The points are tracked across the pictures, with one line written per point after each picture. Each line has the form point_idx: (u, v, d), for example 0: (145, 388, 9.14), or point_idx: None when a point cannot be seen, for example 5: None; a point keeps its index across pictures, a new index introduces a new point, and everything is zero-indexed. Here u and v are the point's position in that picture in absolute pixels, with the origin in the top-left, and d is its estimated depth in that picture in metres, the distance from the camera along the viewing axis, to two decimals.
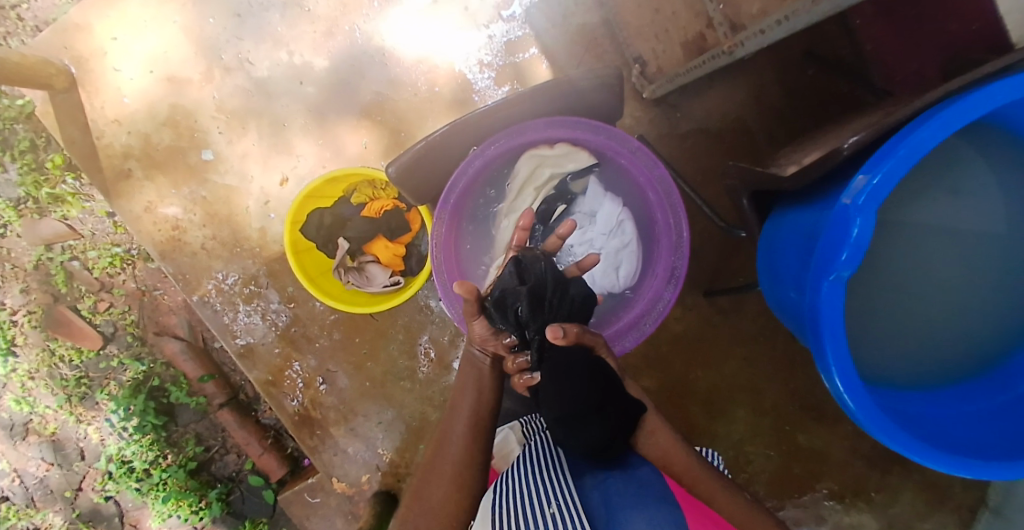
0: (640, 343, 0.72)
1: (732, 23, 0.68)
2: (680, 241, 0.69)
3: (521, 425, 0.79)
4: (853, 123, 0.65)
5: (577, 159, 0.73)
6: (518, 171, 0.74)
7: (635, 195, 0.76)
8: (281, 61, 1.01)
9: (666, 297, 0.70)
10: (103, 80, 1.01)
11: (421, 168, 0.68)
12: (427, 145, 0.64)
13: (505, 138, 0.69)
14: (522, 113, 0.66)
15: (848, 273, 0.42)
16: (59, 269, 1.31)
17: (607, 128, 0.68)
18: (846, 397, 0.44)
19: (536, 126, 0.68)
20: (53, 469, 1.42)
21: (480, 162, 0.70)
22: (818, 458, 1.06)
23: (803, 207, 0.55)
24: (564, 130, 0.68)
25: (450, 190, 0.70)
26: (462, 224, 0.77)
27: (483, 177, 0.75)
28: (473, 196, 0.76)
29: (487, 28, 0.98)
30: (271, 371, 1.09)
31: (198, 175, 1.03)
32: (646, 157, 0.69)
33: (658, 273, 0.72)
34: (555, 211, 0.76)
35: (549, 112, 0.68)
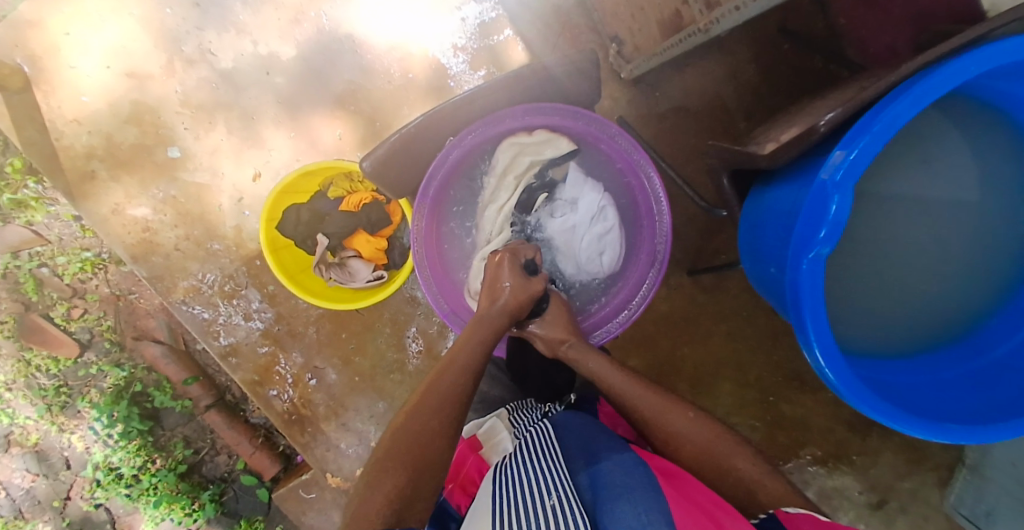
0: (626, 328, 0.72)
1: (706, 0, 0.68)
2: (659, 225, 0.69)
3: (509, 413, 0.80)
4: (829, 99, 0.65)
5: (557, 146, 0.70)
6: (497, 159, 0.72)
7: (618, 178, 0.74)
8: (246, 51, 0.97)
9: (650, 281, 0.70)
10: (58, 78, 0.96)
11: (400, 160, 0.66)
12: (402, 138, 0.62)
13: (483, 127, 0.67)
14: (499, 101, 0.65)
15: (827, 250, 0.42)
16: (28, 277, 1.27)
17: (586, 114, 0.67)
18: (826, 370, 0.44)
19: (513, 112, 0.66)
20: (38, 480, 1.39)
21: (458, 152, 0.69)
22: (802, 426, 1.09)
23: (781, 183, 0.55)
24: (542, 117, 0.67)
25: (428, 181, 0.69)
26: (443, 216, 0.76)
27: (462, 166, 0.74)
28: (453, 187, 0.75)
29: (460, 11, 0.95)
30: (258, 371, 1.09)
31: (166, 174, 1.00)
32: (626, 142, 0.68)
33: (642, 258, 0.72)
34: (536, 200, 0.75)
35: (527, 98, 0.67)
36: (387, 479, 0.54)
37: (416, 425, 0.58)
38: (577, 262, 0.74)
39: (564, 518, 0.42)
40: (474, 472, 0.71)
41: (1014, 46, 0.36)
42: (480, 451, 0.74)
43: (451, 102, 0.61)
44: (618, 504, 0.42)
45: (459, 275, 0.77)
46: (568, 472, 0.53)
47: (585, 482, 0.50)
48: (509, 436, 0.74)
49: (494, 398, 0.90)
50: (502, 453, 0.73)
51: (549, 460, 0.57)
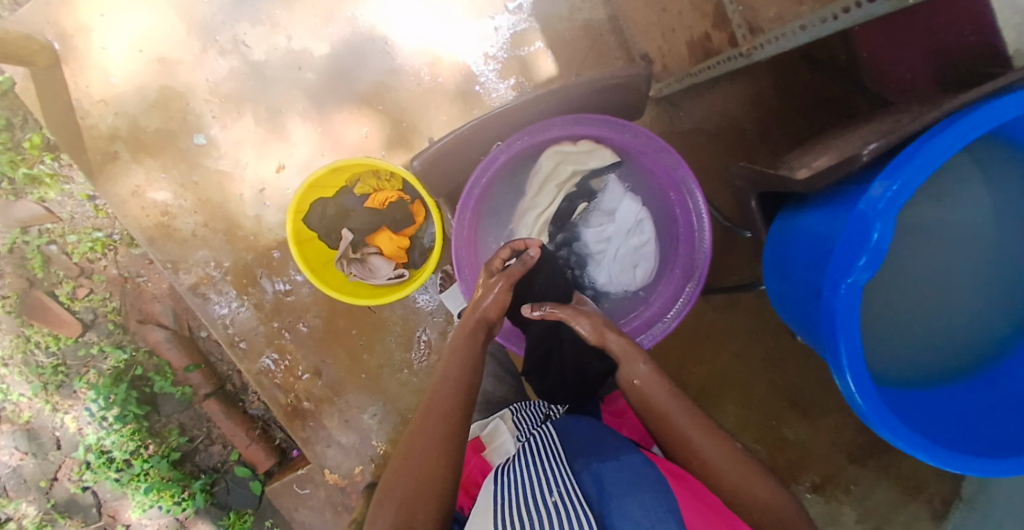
0: (659, 341, 0.72)
1: (750, 25, 0.68)
2: (700, 242, 0.68)
3: (512, 414, 0.80)
4: (859, 129, 0.67)
5: (601, 157, 0.71)
6: (540, 166, 0.72)
7: (656, 192, 0.75)
8: (279, 45, 0.97)
9: (688, 294, 0.70)
10: (89, 58, 0.97)
11: (444, 162, 0.66)
12: (453, 140, 0.61)
13: (530, 134, 0.65)
14: (548, 109, 0.64)
15: (866, 277, 0.43)
16: (36, 253, 1.26)
17: (633, 127, 0.65)
18: (856, 395, 0.46)
19: (559, 122, 0.65)
20: (26, 459, 1.37)
21: (505, 157, 0.66)
22: (802, 451, 1.10)
23: (813, 208, 0.56)
24: (590, 128, 0.66)
25: (473, 183, 0.67)
26: (483, 218, 0.76)
27: (506, 170, 0.73)
28: (495, 190, 0.75)
29: (493, 20, 0.96)
30: (264, 362, 1.09)
31: (189, 160, 1.00)
32: (670, 157, 0.66)
33: (677, 272, 0.73)
34: (576, 208, 0.76)
35: (574, 108, 0.66)
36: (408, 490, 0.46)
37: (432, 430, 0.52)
38: (611, 273, 0.74)
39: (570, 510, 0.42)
40: (476, 474, 0.72)
41: None
42: (483, 451, 0.75)
43: (508, 107, 0.60)
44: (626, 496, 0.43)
45: None
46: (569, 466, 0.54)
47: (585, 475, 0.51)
48: (512, 437, 0.75)
49: (498, 400, 0.90)
50: (504, 454, 0.74)
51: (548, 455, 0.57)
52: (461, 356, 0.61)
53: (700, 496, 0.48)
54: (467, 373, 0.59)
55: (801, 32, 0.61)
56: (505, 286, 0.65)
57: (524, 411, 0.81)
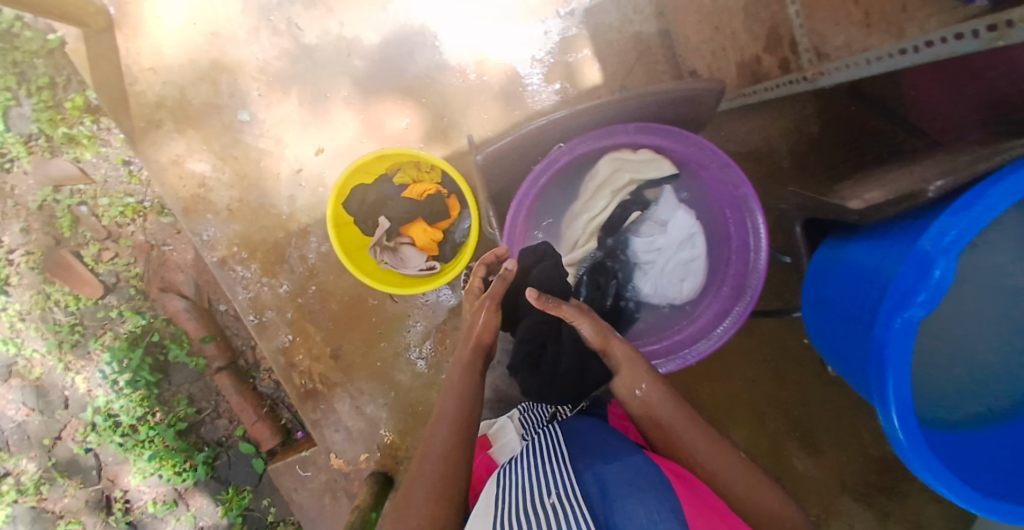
0: (704, 358, 0.68)
1: (817, 51, 0.68)
2: (754, 262, 0.67)
3: (520, 414, 0.80)
4: (911, 167, 0.67)
5: (660, 168, 0.70)
6: (595, 172, 0.72)
7: (712, 207, 0.74)
8: (330, 30, 0.99)
9: (736, 313, 0.68)
10: (144, 25, 0.98)
11: (505, 157, 0.65)
12: (519, 137, 0.61)
13: (594, 139, 0.65)
14: (616, 114, 0.63)
15: (923, 313, 0.44)
16: (65, 213, 1.27)
17: (700, 140, 0.64)
18: (900, 431, 0.46)
19: (626, 128, 0.64)
20: (33, 415, 1.38)
21: (566, 159, 0.66)
22: (810, 484, 1.09)
23: (864, 240, 0.57)
24: (654, 139, 0.65)
25: (530, 182, 0.66)
26: (533, 219, 0.75)
27: (562, 172, 0.73)
28: (548, 191, 0.74)
29: (544, 24, 0.97)
30: (282, 341, 1.09)
31: (230, 134, 1.01)
32: (736, 173, 0.64)
33: (726, 290, 0.72)
34: (628, 217, 0.74)
35: (640, 117, 0.65)
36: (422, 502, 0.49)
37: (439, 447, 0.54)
38: (659, 285, 0.74)
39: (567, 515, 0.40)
40: (483, 471, 0.70)
41: None
42: (490, 449, 0.74)
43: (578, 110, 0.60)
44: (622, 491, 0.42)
45: None
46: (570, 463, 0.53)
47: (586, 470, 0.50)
48: (517, 437, 0.75)
49: (514, 401, 0.90)
50: (509, 452, 0.73)
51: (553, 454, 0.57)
52: (457, 389, 0.61)
53: (705, 500, 0.45)
54: (465, 406, 0.59)
55: (877, 62, 0.59)
56: (490, 306, 0.65)
57: (531, 411, 0.80)
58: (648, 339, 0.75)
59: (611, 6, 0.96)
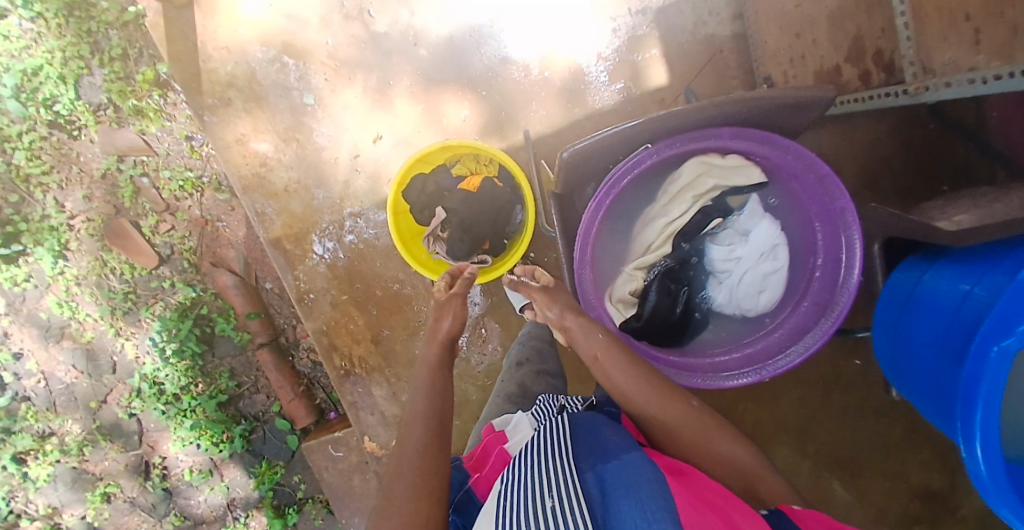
0: (782, 373, 0.66)
1: (923, 65, 0.63)
2: (845, 278, 0.63)
3: (538, 407, 0.70)
4: (1010, 192, 0.63)
5: (748, 175, 0.68)
6: (679, 175, 0.70)
7: (801, 219, 0.72)
8: (400, 17, 0.99)
9: (820, 331, 0.65)
10: (221, 5, 1.00)
11: (590, 157, 0.63)
12: (608, 135, 0.59)
13: (684, 140, 0.63)
14: (712, 118, 0.61)
15: (1022, 344, 0.42)
16: (128, 183, 1.32)
17: (798, 148, 0.61)
18: (980, 462, 0.44)
19: (720, 133, 0.62)
20: (81, 378, 1.44)
21: (652, 161, 0.64)
22: (850, 509, 1.05)
23: (954, 263, 0.55)
24: (747, 143, 0.62)
25: (612, 182, 0.64)
26: (610, 223, 0.73)
27: (644, 175, 0.72)
28: (628, 195, 0.72)
29: (614, 21, 0.96)
30: (327, 322, 1.11)
31: (294, 116, 1.03)
32: (834, 185, 0.60)
33: (809, 306, 0.69)
34: (709, 224, 0.72)
35: (735, 121, 0.63)
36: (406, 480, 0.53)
37: (413, 439, 0.59)
38: (734, 296, 0.73)
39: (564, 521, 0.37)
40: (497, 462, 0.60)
41: None
42: (506, 443, 0.64)
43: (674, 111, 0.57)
44: (616, 476, 0.40)
45: (606, 283, 0.75)
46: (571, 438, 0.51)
47: (584, 449, 0.48)
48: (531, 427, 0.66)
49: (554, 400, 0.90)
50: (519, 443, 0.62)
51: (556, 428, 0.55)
52: (426, 391, 0.65)
53: (699, 492, 0.39)
54: (436, 405, 0.63)
55: (994, 81, 0.55)
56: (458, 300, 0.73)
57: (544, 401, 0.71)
58: (716, 351, 0.74)
59: (685, 7, 0.94)
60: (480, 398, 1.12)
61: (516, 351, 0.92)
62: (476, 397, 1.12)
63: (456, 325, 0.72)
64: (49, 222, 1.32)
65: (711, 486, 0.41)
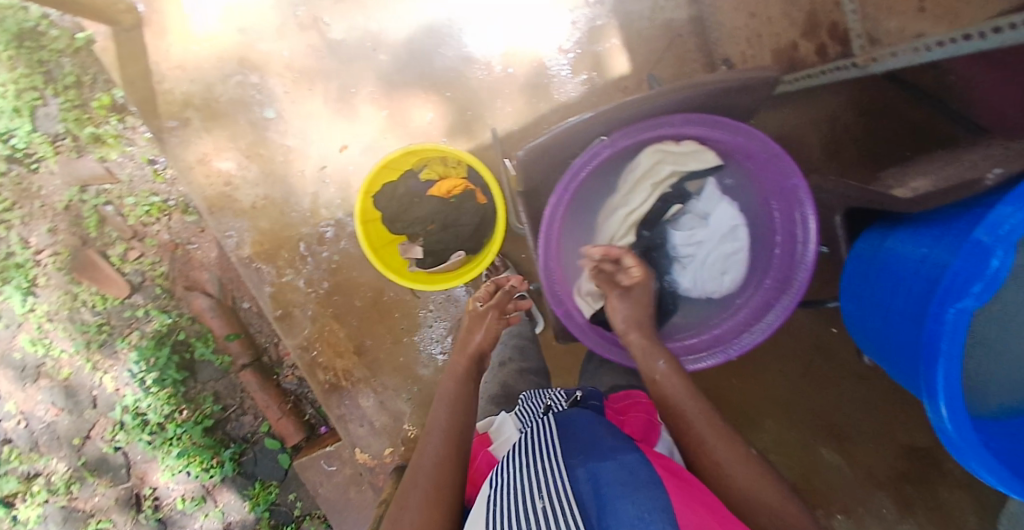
0: (746, 351, 0.67)
1: (871, 36, 0.66)
2: (801, 254, 0.63)
3: (521, 407, 0.70)
4: (964, 153, 0.65)
5: (703, 159, 0.69)
6: (637, 164, 0.71)
7: (758, 199, 0.72)
8: (356, 24, 0.98)
9: (780, 306, 0.66)
10: (172, 24, 0.98)
11: (547, 151, 0.62)
12: (562, 130, 0.57)
13: (640, 129, 0.62)
14: (663, 105, 0.60)
15: (977, 304, 0.43)
16: (92, 213, 1.28)
17: (749, 130, 0.60)
18: (947, 421, 0.46)
19: (672, 119, 0.61)
20: (62, 415, 1.40)
21: (608, 153, 0.63)
22: (838, 474, 1.07)
23: (915, 228, 0.55)
24: (703, 128, 0.62)
25: (570, 177, 0.62)
26: (572, 217, 0.72)
27: (602, 167, 0.71)
28: (587, 187, 0.72)
29: (572, 13, 0.95)
30: (307, 337, 1.10)
31: (256, 131, 1.01)
32: (790, 164, 0.59)
33: (771, 283, 0.69)
34: (669, 210, 0.74)
35: (687, 106, 0.62)
36: (420, 491, 0.54)
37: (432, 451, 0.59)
38: (697, 278, 0.74)
39: (560, 519, 0.36)
40: (483, 467, 0.61)
41: None
42: (490, 445, 0.64)
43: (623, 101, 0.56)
44: (610, 475, 0.40)
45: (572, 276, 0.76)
46: (558, 435, 0.50)
47: (574, 445, 0.47)
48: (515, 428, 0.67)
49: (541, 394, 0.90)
50: (502, 445, 0.62)
51: (542, 426, 0.54)
52: (450, 404, 0.66)
53: (696, 500, 0.40)
54: (457, 421, 0.63)
55: (937, 48, 0.56)
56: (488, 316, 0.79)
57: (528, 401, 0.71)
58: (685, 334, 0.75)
59: None
60: None
61: (500, 351, 0.91)
62: None
63: (486, 340, 0.78)
64: (14, 259, 1.29)
65: (708, 497, 0.42)
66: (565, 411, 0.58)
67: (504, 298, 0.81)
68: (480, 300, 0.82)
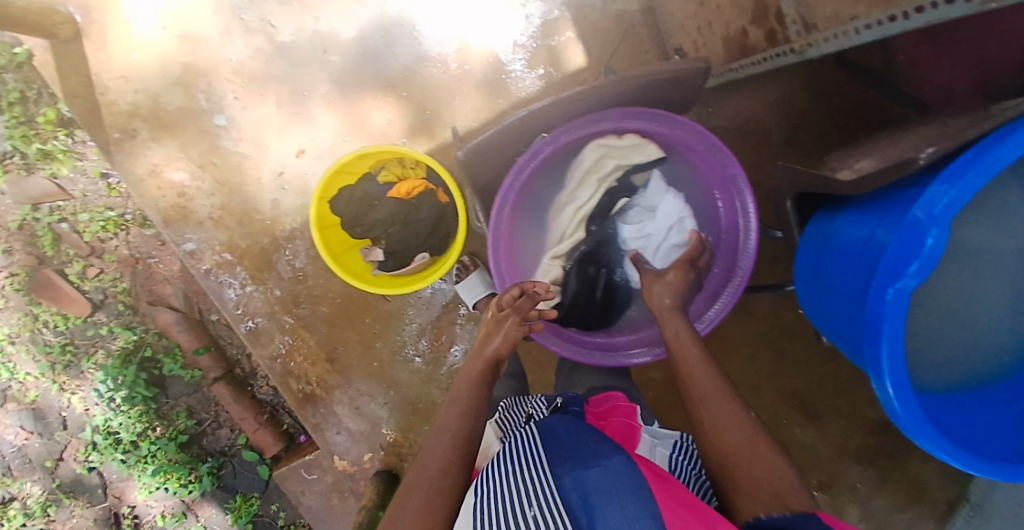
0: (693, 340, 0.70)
1: (805, 22, 0.64)
2: (744, 242, 0.66)
3: (501, 416, 0.73)
4: (904, 133, 0.66)
5: (645, 152, 0.70)
6: (582, 159, 0.70)
7: (702, 189, 0.74)
8: (305, 26, 0.95)
9: (728, 294, 0.68)
10: (112, 32, 0.94)
11: (489, 150, 0.61)
12: (503, 128, 0.57)
13: (580, 125, 0.63)
14: (601, 100, 0.60)
15: (915, 283, 0.43)
16: (46, 231, 1.24)
17: (687, 123, 0.62)
18: (893, 401, 0.46)
19: (612, 114, 0.62)
20: (32, 438, 1.36)
21: (551, 149, 0.63)
22: (810, 451, 1.09)
23: (858, 211, 0.56)
24: (641, 122, 0.63)
25: (515, 175, 0.63)
26: (520, 215, 0.72)
27: (548, 163, 0.71)
28: (534, 185, 0.72)
29: (525, 7, 0.94)
30: (277, 347, 1.08)
31: (209, 140, 0.98)
32: (724, 155, 0.63)
33: (718, 271, 0.71)
34: (616, 204, 0.75)
35: (626, 101, 0.63)
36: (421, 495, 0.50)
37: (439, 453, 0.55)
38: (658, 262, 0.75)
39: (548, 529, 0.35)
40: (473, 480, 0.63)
41: None
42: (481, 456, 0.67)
43: (559, 99, 0.56)
44: (596, 479, 0.39)
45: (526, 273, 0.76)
46: (540, 441, 0.51)
47: (561, 454, 0.47)
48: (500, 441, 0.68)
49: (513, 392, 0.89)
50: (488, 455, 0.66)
51: (524, 435, 0.55)
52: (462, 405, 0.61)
53: (675, 496, 0.39)
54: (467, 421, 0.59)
55: (865, 31, 0.56)
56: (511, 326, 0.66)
57: (512, 411, 0.72)
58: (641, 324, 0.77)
59: None
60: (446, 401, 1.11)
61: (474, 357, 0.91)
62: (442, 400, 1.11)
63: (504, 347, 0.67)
64: None
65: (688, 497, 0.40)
66: (548, 419, 0.58)
67: (529, 304, 0.68)
68: (499, 305, 0.67)
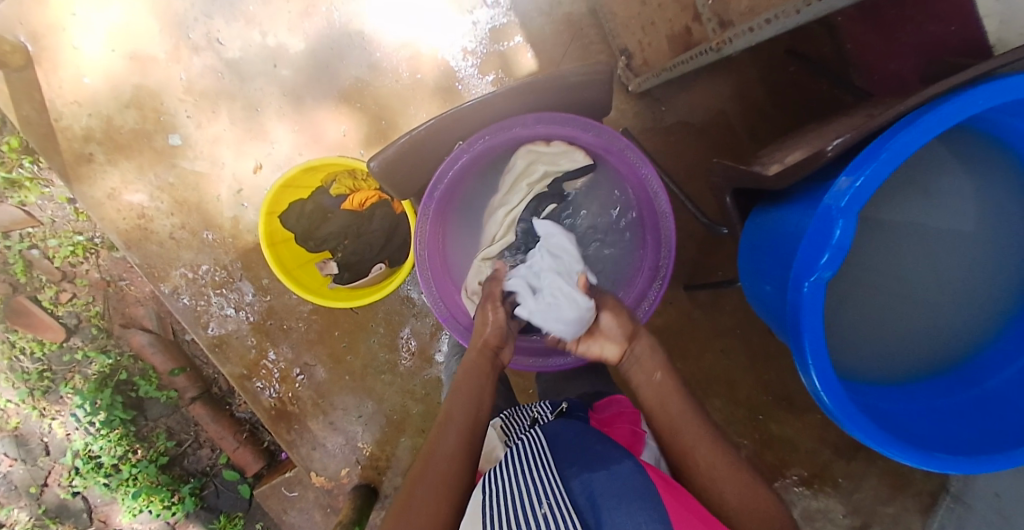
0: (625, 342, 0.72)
1: (720, 19, 0.66)
2: (666, 244, 0.69)
3: (502, 422, 0.68)
4: (839, 120, 0.66)
5: (574, 159, 0.71)
6: (513, 165, 0.73)
7: (627, 192, 0.75)
8: (254, 42, 0.96)
9: (651, 296, 0.71)
10: (62, 58, 0.95)
11: (407, 161, 0.63)
12: (412, 138, 0.59)
13: (493, 133, 0.65)
14: (514, 107, 0.62)
15: (829, 274, 0.43)
16: (17, 258, 1.24)
17: (597, 125, 0.66)
18: (822, 395, 0.45)
19: (525, 120, 0.65)
20: (16, 465, 1.36)
21: (468, 157, 0.66)
22: (792, 446, 1.07)
23: (785, 204, 0.55)
24: (555, 126, 0.66)
25: (435, 184, 0.67)
26: (447, 221, 0.74)
27: (474, 170, 0.73)
28: (460, 191, 0.74)
29: (472, 14, 0.95)
30: (247, 364, 1.07)
31: (166, 160, 0.98)
32: (635, 156, 0.67)
33: (645, 273, 0.73)
34: (545, 209, 0.74)
35: (540, 106, 0.65)
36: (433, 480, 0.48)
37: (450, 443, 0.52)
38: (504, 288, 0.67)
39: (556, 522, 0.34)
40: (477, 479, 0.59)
41: (1018, 83, 0.37)
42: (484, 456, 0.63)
43: (466, 107, 0.58)
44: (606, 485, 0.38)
45: (459, 280, 0.77)
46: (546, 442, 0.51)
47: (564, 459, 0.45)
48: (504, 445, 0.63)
49: None
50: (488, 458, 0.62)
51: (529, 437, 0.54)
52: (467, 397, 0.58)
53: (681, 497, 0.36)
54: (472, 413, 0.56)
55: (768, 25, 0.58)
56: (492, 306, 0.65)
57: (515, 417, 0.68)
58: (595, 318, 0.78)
59: None
60: (421, 411, 1.10)
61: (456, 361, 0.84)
62: (417, 411, 1.10)
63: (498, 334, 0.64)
64: None
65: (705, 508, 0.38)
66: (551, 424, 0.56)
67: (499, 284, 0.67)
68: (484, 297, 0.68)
